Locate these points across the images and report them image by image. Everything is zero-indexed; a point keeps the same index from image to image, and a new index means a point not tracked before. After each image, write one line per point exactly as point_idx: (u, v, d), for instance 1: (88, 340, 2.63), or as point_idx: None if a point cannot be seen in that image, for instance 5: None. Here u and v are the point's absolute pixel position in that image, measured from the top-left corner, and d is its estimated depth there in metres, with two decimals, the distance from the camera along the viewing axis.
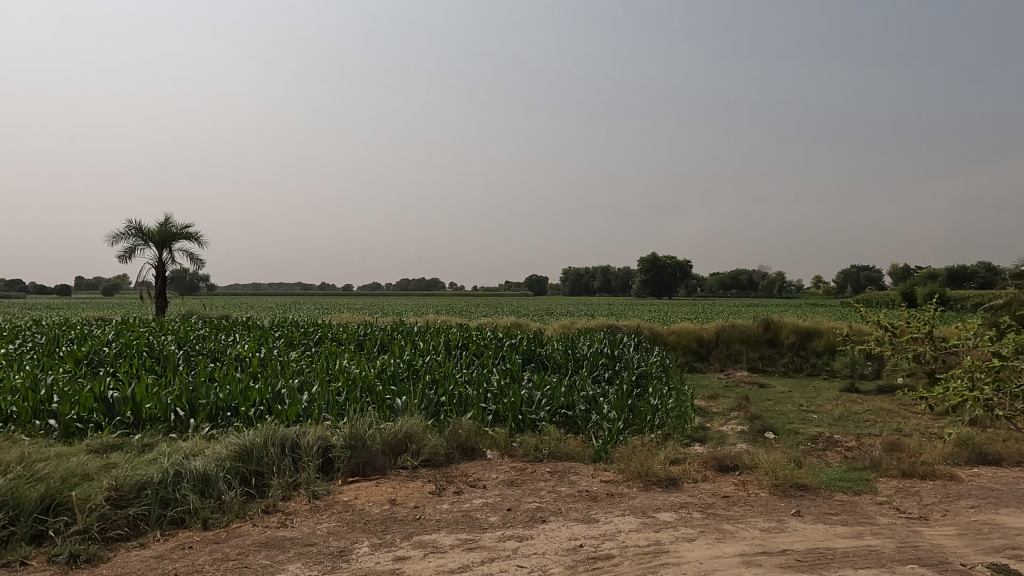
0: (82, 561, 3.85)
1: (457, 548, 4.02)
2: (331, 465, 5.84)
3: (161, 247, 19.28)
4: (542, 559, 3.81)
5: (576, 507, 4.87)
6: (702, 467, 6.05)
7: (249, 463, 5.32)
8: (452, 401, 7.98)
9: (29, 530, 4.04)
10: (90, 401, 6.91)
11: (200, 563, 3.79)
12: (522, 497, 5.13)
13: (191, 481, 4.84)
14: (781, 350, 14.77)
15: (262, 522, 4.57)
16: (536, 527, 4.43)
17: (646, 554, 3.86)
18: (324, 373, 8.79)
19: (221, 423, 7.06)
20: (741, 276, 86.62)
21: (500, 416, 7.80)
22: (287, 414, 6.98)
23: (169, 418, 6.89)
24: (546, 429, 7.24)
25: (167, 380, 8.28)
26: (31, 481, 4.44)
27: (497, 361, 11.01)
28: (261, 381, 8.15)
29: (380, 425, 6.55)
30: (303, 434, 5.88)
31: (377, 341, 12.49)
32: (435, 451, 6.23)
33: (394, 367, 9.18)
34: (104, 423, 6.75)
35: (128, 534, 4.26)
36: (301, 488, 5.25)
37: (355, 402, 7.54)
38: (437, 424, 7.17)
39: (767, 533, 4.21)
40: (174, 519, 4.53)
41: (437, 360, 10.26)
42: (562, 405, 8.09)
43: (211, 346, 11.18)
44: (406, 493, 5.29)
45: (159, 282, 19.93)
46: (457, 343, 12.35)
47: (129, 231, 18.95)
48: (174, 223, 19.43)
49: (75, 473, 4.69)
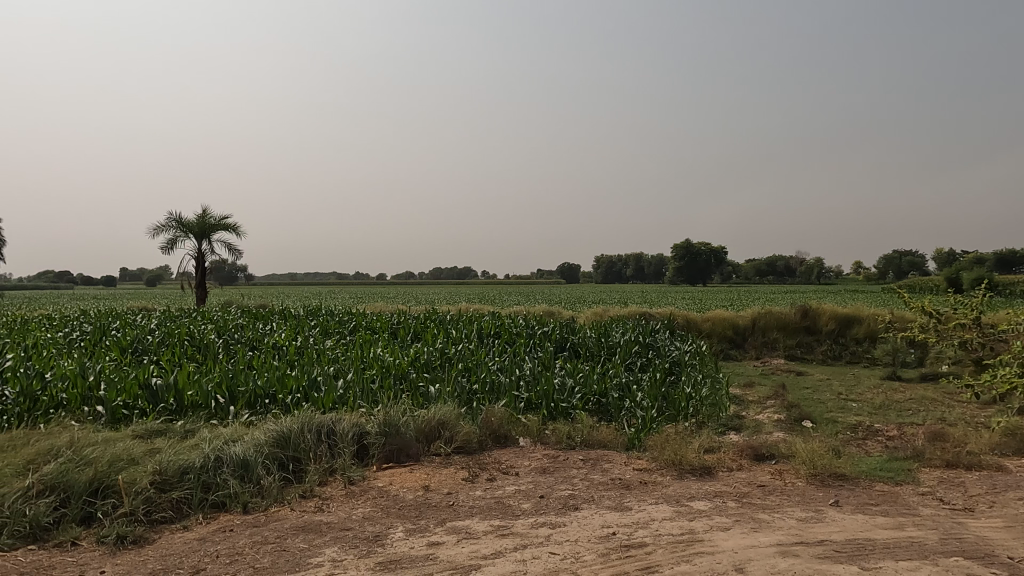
0: (129, 542, 3.99)
1: (491, 535, 4.05)
2: (365, 452, 5.92)
3: (200, 238, 19.74)
4: (575, 546, 3.82)
5: (608, 495, 4.86)
6: (737, 456, 5.98)
7: (286, 449, 5.43)
8: (483, 389, 8.00)
9: (78, 512, 4.24)
10: (135, 389, 7.12)
11: (241, 546, 3.90)
12: (555, 485, 5.15)
13: (232, 466, 4.97)
14: (819, 337, 14.48)
15: (300, 507, 4.67)
16: (568, 514, 4.44)
17: (679, 543, 3.83)
18: (359, 361, 8.91)
19: (260, 410, 7.23)
20: (779, 264, 84.75)
21: (533, 404, 7.81)
22: (323, 401, 7.11)
23: (209, 405, 7.09)
24: (579, 418, 7.23)
25: (208, 368, 8.49)
26: (80, 464, 4.63)
27: (530, 348, 11.03)
28: (297, 368, 8.32)
29: (414, 412, 6.63)
30: (338, 421, 5.99)
31: (410, 329, 12.63)
32: (468, 438, 6.29)
33: (427, 356, 9.26)
34: (149, 409, 6.97)
35: (172, 517, 4.41)
36: (336, 474, 5.36)
37: (389, 390, 7.64)
38: (470, 411, 7.23)
39: (805, 523, 4.14)
40: (215, 503, 4.66)
41: (470, 349, 10.28)
42: (595, 392, 8.07)
43: (249, 335, 11.42)
44: (440, 479, 5.35)
45: (200, 273, 20.37)
46: (489, 331, 12.39)
47: (169, 222, 19.40)
48: (211, 213, 19.80)
49: (121, 458, 4.85)
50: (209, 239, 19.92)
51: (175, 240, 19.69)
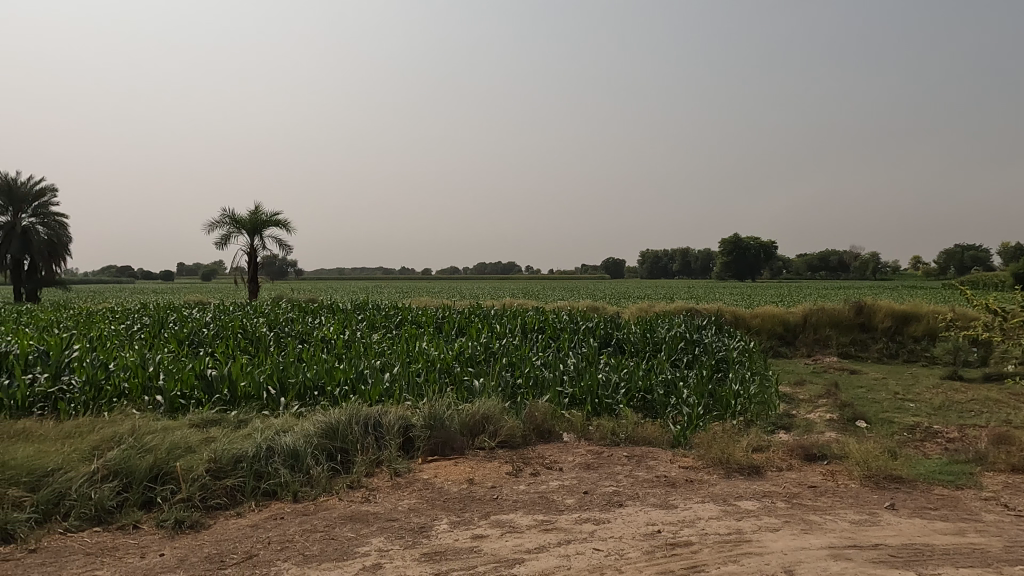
0: (186, 526, 4.15)
1: (535, 529, 4.06)
2: (410, 444, 6.00)
3: (253, 234, 20.32)
4: (619, 543, 3.79)
5: (653, 492, 4.81)
6: (787, 456, 5.83)
7: (335, 440, 5.55)
8: (527, 383, 8.02)
9: (139, 497, 4.43)
10: (192, 379, 7.39)
11: (292, 533, 4.00)
12: (599, 481, 5.12)
13: (282, 455, 5.10)
14: (874, 334, 14.00)
15: (348, 497, 4.77)
16: (613, 511, 4.41)
17: (726, 542, 3.77)
18: (404, 355, 9.04)
19: (309, 402, 7.41)
20: (833, 259, 82.21)
21: (577, 399, 7.78)
22: (370, 394, 7.24)
23: (262, 396, 7.31)
24: (624, 414, 7.16)
25: (260, 360, 8.75)
26: (141, 451, 4.84)
27: (574, 343, 10.98)
28: (345, 361, 8.49)
29: (458, 406, 6.69)
30: (384, 413, 6.09)
31: (454, 324, 12.74)
32: (511, 433, 6.31)
33: (472, 350, 9.32)
34: (205, 400, 7.23)
35: (226, 504, 4.56)
36: (383, 465, 5.45)
37: (435, 384, 7.73)
38: (514, 405, 7.26)
39: (858, 526, 4.01)
40: (267, 491, 4.80)
41: (514, 344, 10.30)
42: (640, 388, 7.99)
43: (299, 328, 11.71)
44: (484, 472, 5.38)
45: (252, 268, 20.97)
46: (533, 326, 12.39)
47: (223, 219, 20.03)
48: (262, 209, 20.35)
49: (179, 445, 5.05)
50: (260, 235, 20.48)
51: (229, 236, 20.32)
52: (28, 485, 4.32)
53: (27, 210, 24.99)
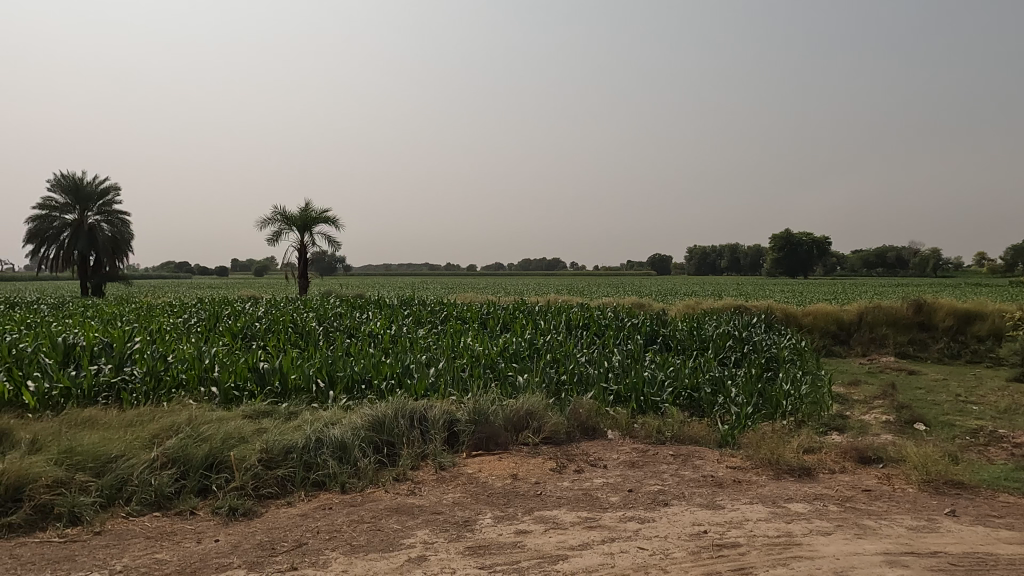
0: (240, 514, 4.28)
1: (578, 526, 4.04)
2: (455, 439, 6.05)
3: (303, 231, 20.82)
4: (664, 543, 3.75)
5: (700, 492, 4.73)
6: (840, 458, 5.65)
7: (381, 433, 5.65)
8: (571, 380, 7.99)
9: (196, 484, 4.59)
10: (245, 372, 7.62)
11: (340, 524, 4.09)
12: (644, 479, 5.07)
13: (331, 447, 5.22)
14: (935, 334, 13.45)
15: (394, 489, 4.84)
16: (658, 510, 4.36)
17: (775, 545, 3.68)
18: (450, 350, 9.12)
19: (357, 395, 7.55)
20: (890, 255, 79.25)
21: (622, 397, 7.71)
22: (416, 388, 7.35)
23: (311, 388, 7.48)
24: (670, 412, 7.07)
25: (309, 354, 8.96)
26: (198, 440, 5.04)
27: (619, 340, 10.89)
28: (392, 356, 8.62)
29: (503, 402, 6.71)
30: (430, 408, 6.17)
31: (499, 320, 12.79)
32: (556, 429, 6.29)
33: (516, 346, 9.33)
34: (257, 391, 7.45)
35: (278, 493, 4.69)
36: (428, 459, 5.51)
37: (479, 379, 7.77)
38: (558, 402, 7.24)
39: (916, 533, 3.86)
40: (317, 482, 4.91)
41: (559, 340, 10.27)
42: (687, 386, 7.86)
43: (347, 323, 11.94)
44: (528, 468, 5.39)
45: (302, 264, 21.49)
46: (578, 322, 12.34)
47: (275, 215, 20.58)
48: (312, 206, 20.82)
49: (232, 435, 5.22)
50: (310, 231, 20.96)
51: (280, 232, 20.86)
52: (94, 471, 4.54)
53: (93, 208, 26.13)
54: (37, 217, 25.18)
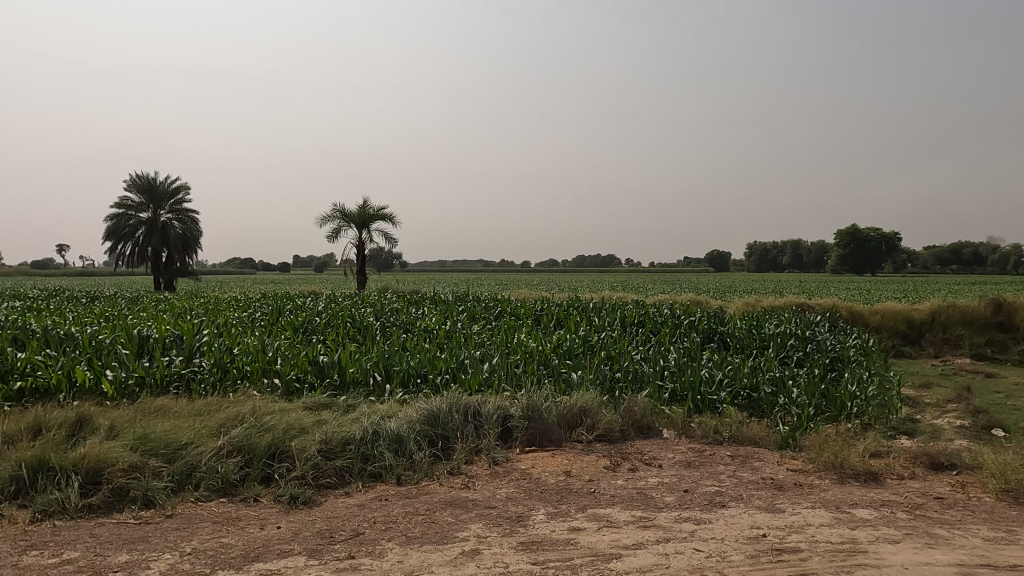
0: (300, 502, 4.42)
1: (633, 525, 4.00)
2: (509, 434, 6.07)
3: (361, 228, 21.29)
4: (721, 545, 3.67)
5: (759, 494, 4.61)
6: (909, 464, 5.40)
7: (436, 427, 5.73)
8: (626, 377, 7.90)
9: (259, 472, 4.77)
10: (305, 365, 7.86)
11: (396, 515, 4.17)
12: (700, 480, 4.97)
13: (387, 440, 5.33)
14: (1016, 335, 12.68)
15: (448, 482, 4.90)
16: (714, 511, 4.27)
17: (839, 552, 3.55)
18: (503, 346, 9.15)
19: (412, 389, 7.68)
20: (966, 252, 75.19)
21: (678, 396, 7.58)
22: (470, 383, 7.42)
23: (368, 382, 7.65)
24: (728, 412, 6.90)
25: (367, 348, 9.16)
26: (261, 430, 5.23)
27: (675, 338, 10.70)
28: (447, 351, 8.73)
29: (556, 398, 6.70)
30: (483, 403, 6.21)
31: (553, 316, 12.77)
32: (610, 427, 6.24)
33: (570, 342, 9.29)
34: (317, 384, 7.67)
35: (336, 483, 4.81)
36: (482, 453, 5.55)
37: (533, 375, 7.78)
38: (612, 399, 7.17)
39: (993, 544, 3.65)
40: (373, 473, 5.02)
41: (613, 337, 10.17)
42: (745, 386, 7.66)
43: (403, 318, 12.14)
44: (581, 465, 5.36)
45: (360, 260, 21.98)
46: (633, 319, 12.20)
47: (334, 213, 21.11)
48: (370, 204, 21.26)
49: (294, 426, 5.39)
50: (368, 228, 21.41)
51: (339, 230, 21.39)
52: (166, 457, 4.78)
53: (165, 207, 27.38)
54: (115, 216, 26.62)
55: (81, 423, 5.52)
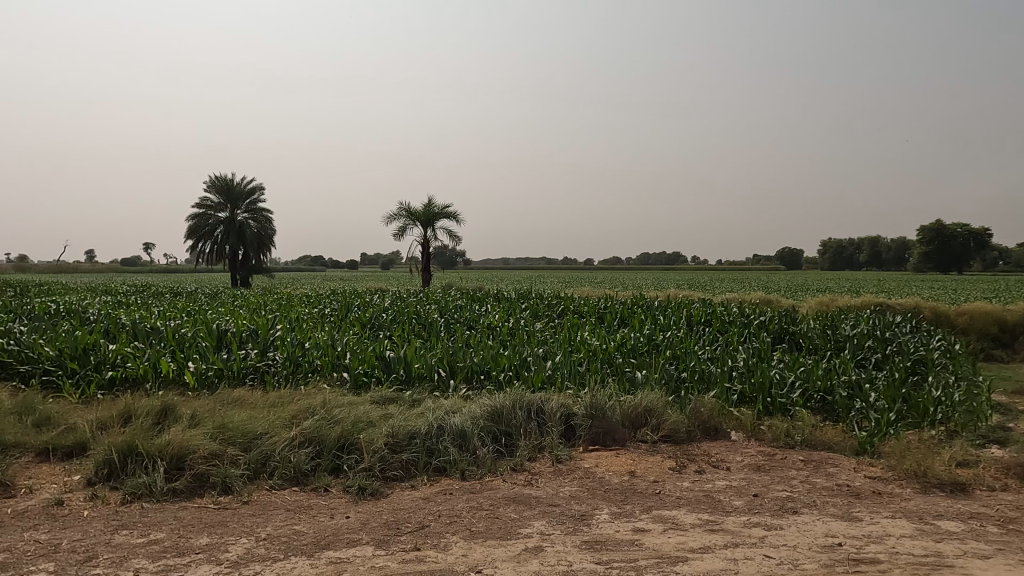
0: (368, 493, 4.53)
1: (699, 528, 3.91)
2: (572, 432, 6.05)
3: (426, 226, 21.65)
4: (793, 552, 3.54)
5: (834, 502, 4.42)
6: (1001, 475, 5.06)
7: (500, 424, 5.76)
8: (692, 377, 7.73)
9: (330, 463, 4.91)
10: (373, 360, 8.05)
11: (460, 509, 4.22)
12: (771, 484, 4.81)
13: (452, 435, 5.40)
14: None
15: (511, 479, 4.92)
16: (786, 517, 4.12)
17: (922, 565, 3.36)
18: (567, 344, 9.12)
19: (476, 385, 7.75)
20: None
21: (747, 397, 7.36)
22: (533, 380, 7.43)
23: (433, 377, 7.76)
24: (800, 415, 6.65)
25: (432, 344, 9.31)
26: (331, 422, 5.39)
27: (744, 337, 10.39)
28: (510, 348, 8.76)
29: (620, 397, 6.62)
30: (546, 400, 6.21)
31: (617, 314, 12.64)
32: (676, 427, 6.11)
33: (634, 341, 9.17)
34: (384, 378, 7.84)
35: (402, 476, 4.91)
36: (545, 451, 5.54)
37: (596, 373, 7.72)
38: (678, 399, 7.03)
39: None
40: (438, 467, 5.09)
41: (679, 336, 9.97)
42: (819, 388, 7.36)
43: (467, 315, 12.27)
44: (646, 466, 5.28)
45: (426, 258, 22.36)
46: (699, 318, 11.93)
47: (400, 211, 21.54)
48: (435, 202, 21.59)
49: (361, 419, 5.53)
50: (433, 226, 21.75)
51: (405, 228, 21.81)
52: (242, 446, 5.00)
53: (241, 207, 28.58)
54: (196, 215, 28.04)
55: (166, 411, 5.83)
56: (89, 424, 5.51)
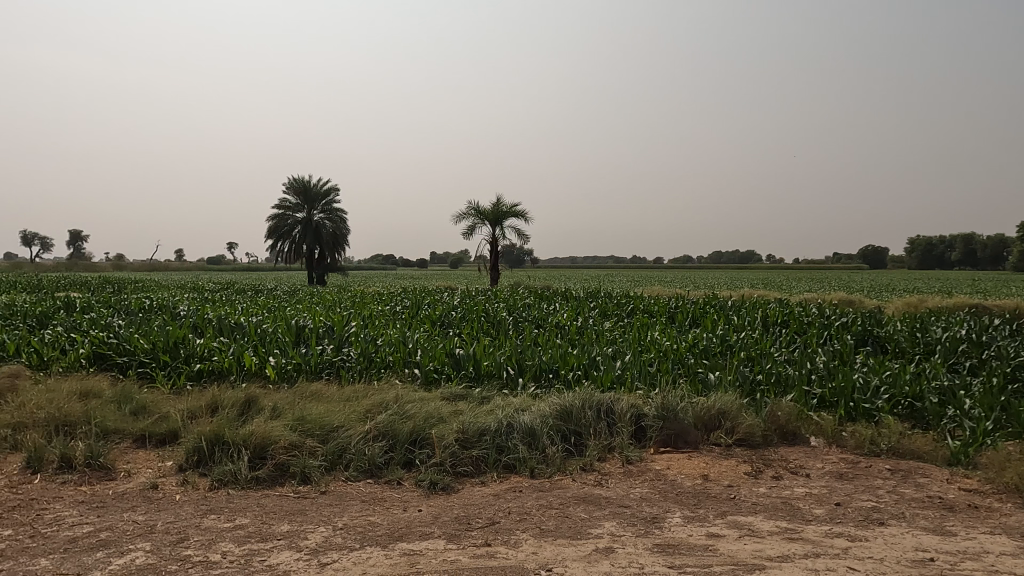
0: (439, 488, 4.61)
1: (777, 536, 3.78)
2: (642, 434, 5.97)
3: (495, 225, 21.81)
4: (880, 566, 3.37)
5: (924, 514, 4.18)
6: None
7: (569, 423, 5.74)
8: (768, 380, 7.47)
9: (402, 457, 5.03)
10: (443, 357, 8.17)
11: (529, 507, 4.23)
12: (854, 493, 4.59)
13: (521, 433, 5.42)
14: None
15: (581, 479, 4.90)
16: (871, 528, 3.93)
17: None
18: (636, 344, 8.99)
19: (544, 383, 7.75)
20: None
21: (827, 402, 7.06)
22: (602, 380, 7.37)
23: (502, 375, 7.81)
24: (886, 422, 6.32)
25: (500, 342, 9.37)
26: (403, 417, 5.52)
27: (823, 339, 9.96)
28: (578, 347, 8.72)
29: (692, 398, 6.48)
30: (616, 401, 6.14)
31: (688, 314, 12.36)
32: (751, 431, 5.92)
33: (706, 342, 8.95)
34: (454, 374, 7.96)
35: (472, 472, 4.97)
36: (615, 452, 5.49)
37: (667, 374, 7.57)
38: (753, 402, 6.81)
39: None
40: (507, 465, 5.13)
41: (754, 337, 9.66)
42: (906, 394, 6.97)
43: (535, 314, 12.28)
44: (720, 470, 5.14)
45: (494, 257, 22.52)
46: (775, 319, 11.52)
47: (469, 211, 21.79)
48: (504, 202, 21.73)
49: (433, 415, 5.63)
50: (501, 226, 21.89)
51: (474, 227, 22.05)
52: (320, 438, 5.18)
53: (318, 207, 29.63)
54: (276, 215, 29.27)
55: (249, 403, 6.12)
56: (180, 413, 5.86)
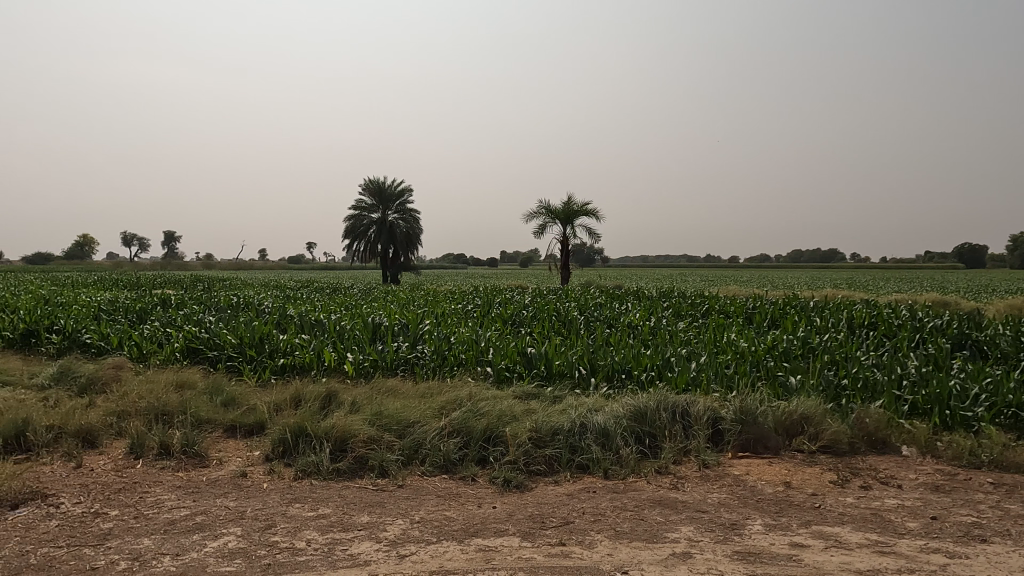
0: (513, 485, 4.64)
1: (867, 549, 3.60)
2: (720, 437, 5.82)
3: (565, 224, 21.76)
4: None
5: None
6: None
7: (644, 424, 5.66)
8: (855, 385, 7.13)
9: (476, 454, 5.09)
10: (514, 355, 8.22)
11: (604, 508, 4.20)
12: (952, 507, 4.32)
13: (594, 433, 5.38)
14: None
15: (656, 481, 4.82)
16: (972, 545, 3.68)
17: None
18: (712, 345, 8.77)
19: (617, 384, 7.67)
20: None
21: (920, 409, 6.67)
22: (677, 381, 7.23)
23: (574, 374, 7.78)
24: (987, 432, 5.91)
25: (572, 342, 9.34)
26: (477, 414, 5.58)
27: (915, 343, 9.42)
28: (652, 347, 8.58)
29: (772, 402, 6.26)
30: (692, 403, 6.01)
31: (766, 315, 11.95)
32: (837, 437, 5.67)
33: (787, 344, 8.63)
34: (526, 373, 7.99)
35: (546, 471, 4.97)
36: (691, 455, 5.37)
37: (745, 376, 7.35)
38: (838, 407, 6.52)
39: None
40: (581, 465, 5.10)
41: (838, 339, 9.24)
42: (1010, 403, 6.50)
43: (607, 314, 12.17)
44: (803, 477, 4.95)
45: (564, 256, 22.46)
46: (861, 321, 10.97)
47: (540, 210, 21.82)
48: (575, 200, 21.64)
49: (506, 413, 5.67)
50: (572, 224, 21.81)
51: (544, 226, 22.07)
52: (397, 433, 5.31)
53: (392, 207, 30.39)
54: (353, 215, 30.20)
55: (330, 397, 6.34)
56: (267, 406, 6.14)
